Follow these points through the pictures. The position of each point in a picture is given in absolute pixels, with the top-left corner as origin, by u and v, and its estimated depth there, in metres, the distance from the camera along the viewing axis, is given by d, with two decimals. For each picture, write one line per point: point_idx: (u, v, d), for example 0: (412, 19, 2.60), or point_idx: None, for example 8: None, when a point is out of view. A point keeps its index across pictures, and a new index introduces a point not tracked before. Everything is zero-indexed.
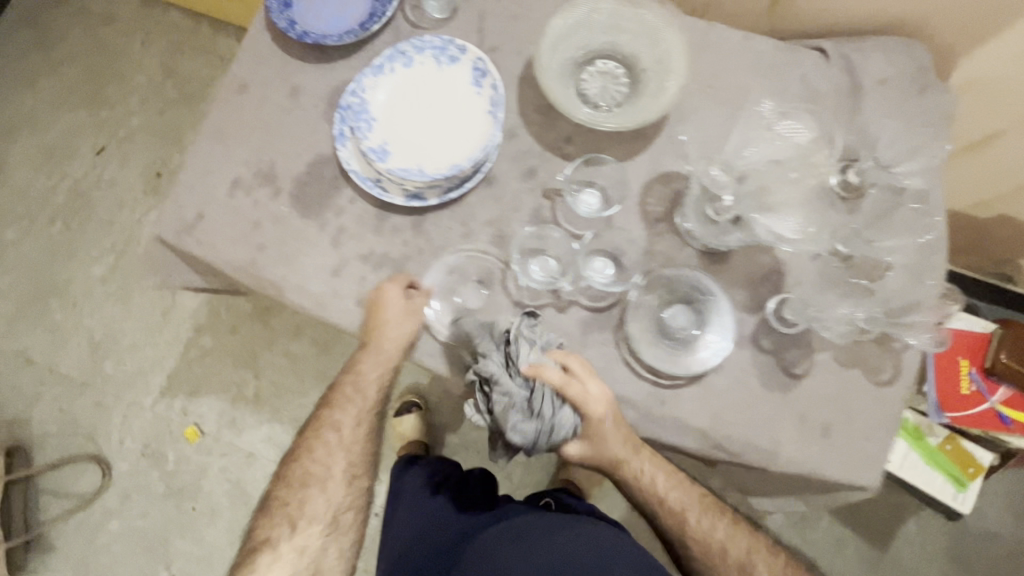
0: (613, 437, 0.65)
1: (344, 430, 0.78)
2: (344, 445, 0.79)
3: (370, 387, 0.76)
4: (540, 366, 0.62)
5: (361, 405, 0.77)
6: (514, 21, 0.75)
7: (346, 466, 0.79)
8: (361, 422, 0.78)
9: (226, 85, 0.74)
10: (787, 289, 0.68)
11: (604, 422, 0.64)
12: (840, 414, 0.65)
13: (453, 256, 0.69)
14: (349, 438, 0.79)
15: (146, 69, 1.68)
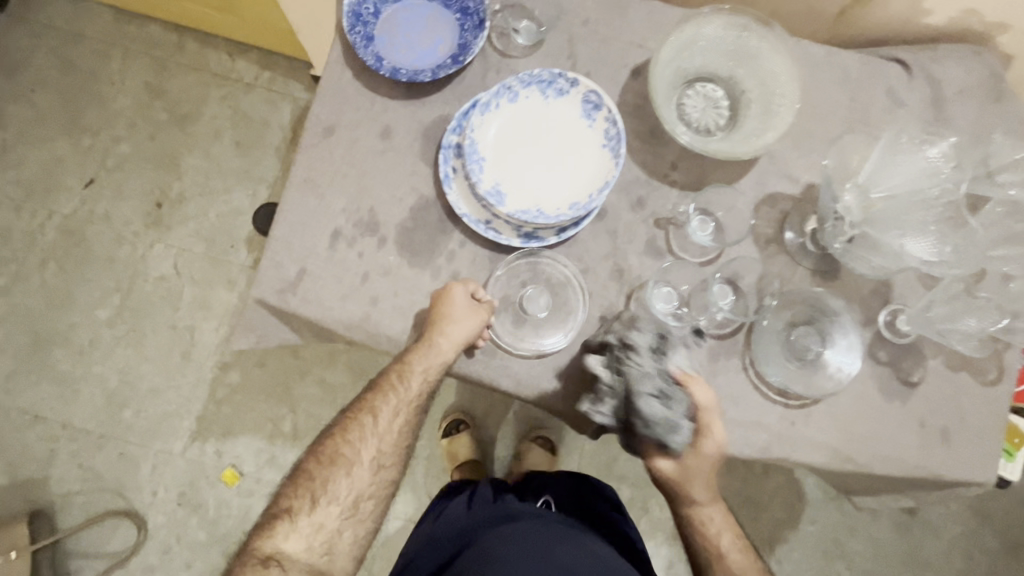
0: (698, 444, 0.64)
1: (384, 417, 0.70)
2: (380, 431, 0.70)
3: (413, 381, 0.67)
4: (692, 377, 0.63)
5: (407, 393, 0.68)
6: (605, 44, 0.72)
7: (378, 454, 0.70)
8: (398, 414, 0.70)
9: (309, 129, 0.69)
10: (897, 301, 0.69)
11: (705, 425, 0.64)
12: (955, 417, 0.69)
13: (574, 294, 0.68)
14: (388, 424, 0.70)
15: (126, 88, 1.54)
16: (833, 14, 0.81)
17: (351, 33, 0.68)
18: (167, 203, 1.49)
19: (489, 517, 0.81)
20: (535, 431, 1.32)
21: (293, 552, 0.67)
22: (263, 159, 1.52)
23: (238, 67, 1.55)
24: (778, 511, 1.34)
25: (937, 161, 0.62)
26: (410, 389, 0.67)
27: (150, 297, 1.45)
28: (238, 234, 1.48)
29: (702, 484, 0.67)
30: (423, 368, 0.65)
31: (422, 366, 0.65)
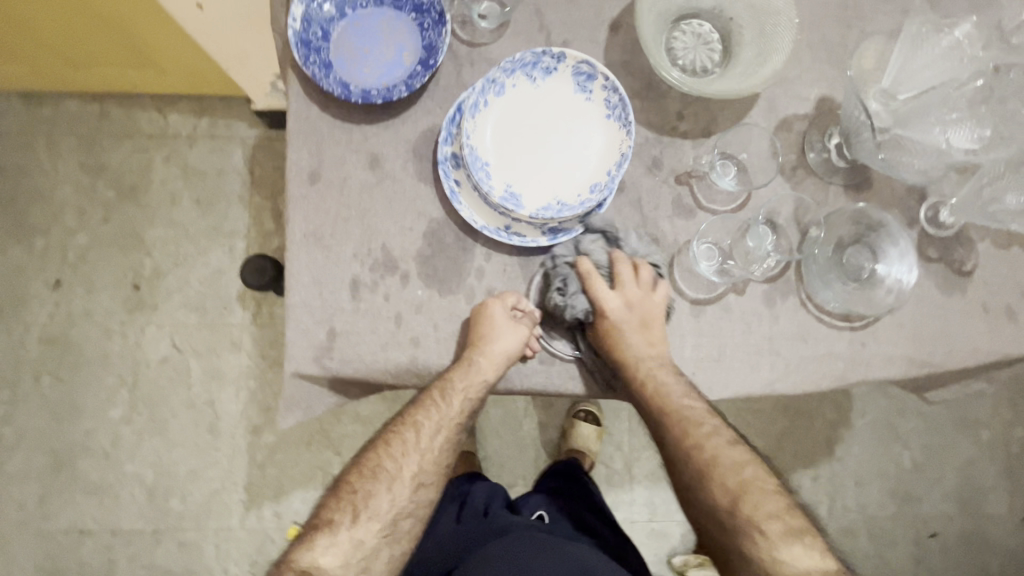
0: (648, 334, 0.63)
1: (425, 433, 0.64)
2: (422, 447, 0.65)
3: (455, 398, 0.63)
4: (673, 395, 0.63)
5: (448, 410, 0.63)
6: (574, 6, 0.67)
7: (419, 472, 0.65)
8: (441, 430, 0.65)
9: (293, 181, 0.63)
10: (936, 193, 0.67)
11: (648, 314, 0.62)
12: (1015, 293, 0.68)
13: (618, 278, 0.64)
14: (429, 441, 0.65)
15: (61, 175, 1.43)
16: None
17: (306, 64, 0.62)
18: (145, 283, 1.42)
19: (483, 531, 0.80)
20: (575, 407, 1.35)
21: (332, 567, 0.61)
22: (229, 210, 1.43)
23: (173, 122, 1.44)
24: (829, 414, 1.36)
25: (959, 44, 0.61)
26: (453, 406, 0.63)
27: (158, 382, 1.40)
28: (227, 294, 1.41)
29: (683, 397, 0.63)
30: (467, 382, 0.62)
31: (466, 384, 0.62)
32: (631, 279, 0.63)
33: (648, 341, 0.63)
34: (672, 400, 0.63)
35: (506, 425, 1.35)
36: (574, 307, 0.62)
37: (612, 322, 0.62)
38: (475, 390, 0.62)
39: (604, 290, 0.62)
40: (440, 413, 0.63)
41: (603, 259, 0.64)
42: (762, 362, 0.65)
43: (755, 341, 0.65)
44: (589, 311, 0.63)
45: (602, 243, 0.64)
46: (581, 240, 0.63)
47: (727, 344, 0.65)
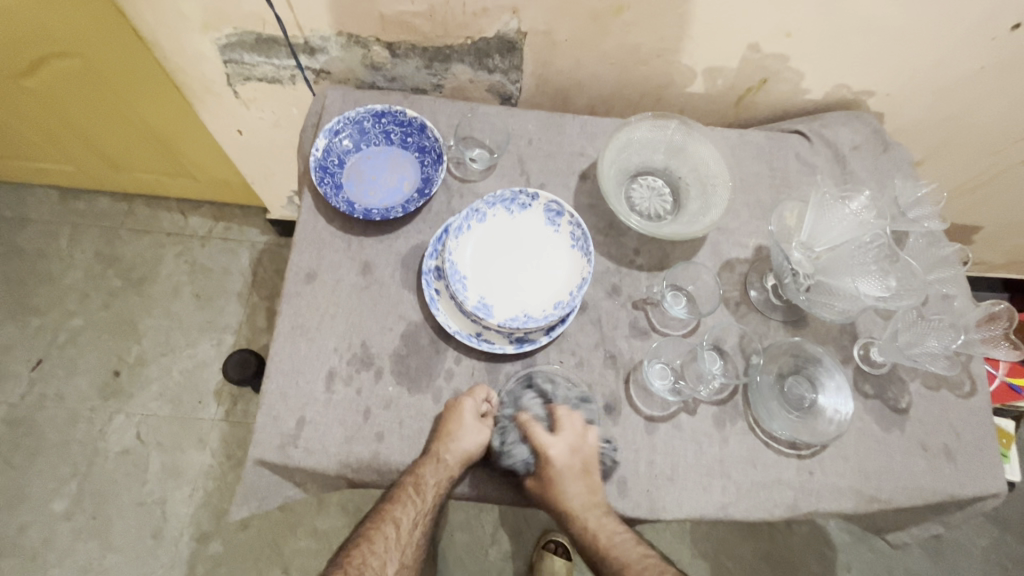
0: (583, 483, 0.65)
1: (405, 527, 0.65)
2: (402, 540, 0.65)
3: (428, 493, 0.64)
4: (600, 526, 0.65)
5: (425, 503, 0.64)
6: (550, 158, 0.81)
7: (401, 565, 0.65)
8: (416, 523, 0.65)
9: (291, 280, 0.71)
10: (865, 334, 0.75)
11: (588, 461, 0.66)
12: (950, 433, 0.72)
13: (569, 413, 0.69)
14: (408, 533, 0.66)
15: (74, 261, 1.52)
16: (732, 101, 0.96)
17: (321, 184, 0.73)
18: (126, 369, 1.43)
19: None
20: (545, 536, 1.28)
21: None
22: (226, 306, 1.50)
23: (192, 223, 1.58)
24: (812, 563, 1.30)
25: (863, 216, 0.74)
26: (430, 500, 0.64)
27: (111, 476, 1.34)
28: (205, 387, 1.42)
29: (614, 539, 0.64)
30: (442, 475, 0.63)
31: (441, 481, 0.63)
32: (568, 428, 0.67)
33: (589, 490, 0.65)
34: (606, 537, 0.64)
35: (469, 552, 1.27)
36: (514, 455, 0.68)
37: (547, 469, 0.66)
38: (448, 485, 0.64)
39: (546, 441, 0.67)
40: (416, 507, 0.64)
41: (542, 412, 0.70)
42: (713, 484, 0.66)
43: (706, 462, 0.67)
44: (528, 461, 0.68)
45: (541, 400, 0.69)
46: (534, 378, 0.69)
47: (679, 463, 0.67)
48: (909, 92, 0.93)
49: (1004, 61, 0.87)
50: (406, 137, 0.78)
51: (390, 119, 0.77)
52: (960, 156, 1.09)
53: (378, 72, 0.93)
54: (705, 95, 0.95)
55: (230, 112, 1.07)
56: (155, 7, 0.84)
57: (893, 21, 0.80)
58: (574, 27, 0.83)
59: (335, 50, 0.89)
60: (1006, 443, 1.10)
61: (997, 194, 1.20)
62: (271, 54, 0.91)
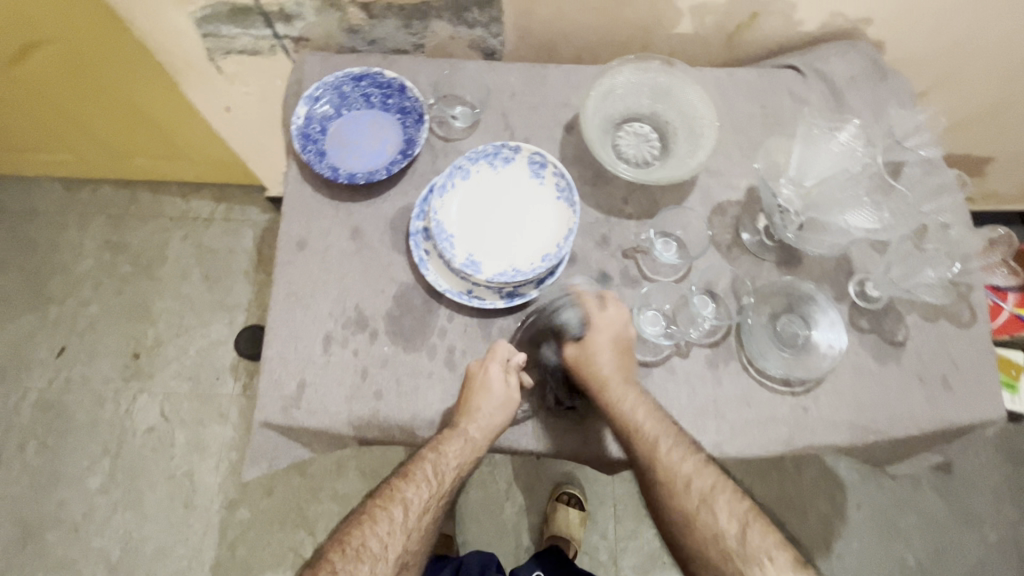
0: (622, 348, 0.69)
1: (445, 468, 0.67)
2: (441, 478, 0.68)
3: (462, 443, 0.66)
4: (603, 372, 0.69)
5: (464, 449, 0.67)
6: (534, 111, 0.80)
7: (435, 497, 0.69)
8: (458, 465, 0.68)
9: (284, 249, 0.72)
10: (861, 270, 0.74)
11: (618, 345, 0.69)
12: (949, 364, 0.72)
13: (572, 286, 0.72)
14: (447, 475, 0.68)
15: (85, 250, 1.56)
16: (723, 40, 0.93)
17: (304, 152, 0.73)
18: (144, 352, 1.48)
19: None
20: (558, 490, 1.32)
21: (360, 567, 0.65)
22: (234, 286, 1.53)
23: (194, 206, 1.60)
24: (822, 503, 1.32)
25: (851, 146, 0.73)
26: (448, 471, 0.68)
27: (141, 453, 1.40)
28: (221, 365, 1.47)
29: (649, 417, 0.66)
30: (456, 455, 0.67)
31: (442, 462, 0.67)
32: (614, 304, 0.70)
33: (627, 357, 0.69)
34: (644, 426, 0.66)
35: (486, 507, 1.32)
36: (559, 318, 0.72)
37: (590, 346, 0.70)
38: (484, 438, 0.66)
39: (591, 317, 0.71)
40: (455, 451, 0.66)
41: (571, 302, 0.71)
42: (708, 425, 0.68)
43: (700, 404, 0.68)
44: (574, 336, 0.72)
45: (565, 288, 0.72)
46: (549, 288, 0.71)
47: (674, 406, 0.68)
48: (908, 17, 0.89)
49: None
50: (387, 99, 0.77)
51: (369, 81, 0.77)
52: (963, 83, 1.05)
53: (357, 35, 0.91)
54: (693, 36, 0.92)
55: (214, 88, 1.07)
56: None
57: None
58: None
59: (311, 16, 0.88)
60: (1015, 373, 1.10)
61: (1004, 117, 1.15)
62: (248, 25, 0.90)
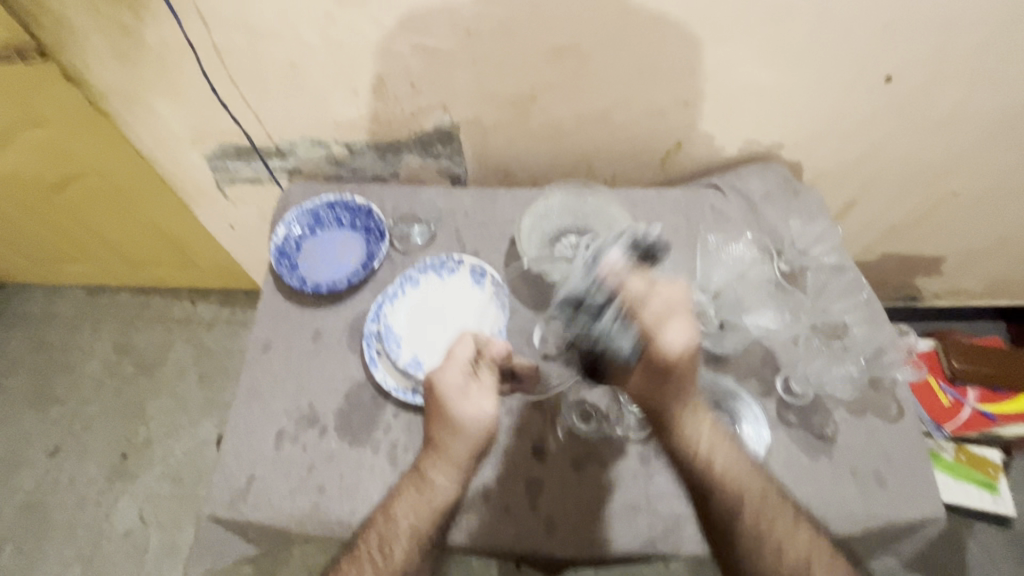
0: (692, 375, 0.62)
1: (402, 529, 0.65)
2: (398, 545, 0.65)
3: (422, 499, 0.65)
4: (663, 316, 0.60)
5: (426, 502, 0.65)
6: (483, 228, 0.91)
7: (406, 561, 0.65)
8: (417, 525, 0.65)
9: (251, 351, 0.80)
10: (786, 366, 0.78)
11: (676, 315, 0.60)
12: (880, 457, 0.73)
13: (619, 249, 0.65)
14: (408, 539, 0.65)
15: (93, 352, 1.67)
16: (656, 163, 1.07)
17: (278, 265, 0.84)
18: (133, 452, 1.52)
19: None
20: None
21: None
22: (227, 384, 1.61)
23: (199, 310, 1.72)
24: None
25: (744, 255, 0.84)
26: (396, 544, 0.65)
27: (113, 557, 1.39)
28: (205, 464, 1.49)
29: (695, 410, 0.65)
30: (414, 510, 0.65)
31: (406, 521, 0.65)
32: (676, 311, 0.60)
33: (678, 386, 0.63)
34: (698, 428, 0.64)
35: None
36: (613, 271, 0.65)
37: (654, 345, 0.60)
38: (446, 492, 0.65)
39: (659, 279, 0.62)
40: (414, 505, 0.65)
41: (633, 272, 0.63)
42: (640, 521, 0.69)
43: (633, 499, 0.70)
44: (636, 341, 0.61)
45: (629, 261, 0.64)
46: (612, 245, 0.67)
47: (607, 501, 0.70)
48: (815, 141, 1.03)
49: (891, 109, 0.96)
50: (355, 220, 0.90)
51: (341, 205, 0.90)
52: (883, 192, 1.17)
53: (341, 165, 1.07)
54: (629, 160, 1.06)
55: (221, 210, 1.23)
56: (154, 133, 1.01)
57: (776, 85, 0.91)
58: (499, 115, 0.96)
59: (301, 152, 1.04)
60: (994, 475, 1.11)
61: (934, 217, 1.25)
62: (249, 160, 1.06)
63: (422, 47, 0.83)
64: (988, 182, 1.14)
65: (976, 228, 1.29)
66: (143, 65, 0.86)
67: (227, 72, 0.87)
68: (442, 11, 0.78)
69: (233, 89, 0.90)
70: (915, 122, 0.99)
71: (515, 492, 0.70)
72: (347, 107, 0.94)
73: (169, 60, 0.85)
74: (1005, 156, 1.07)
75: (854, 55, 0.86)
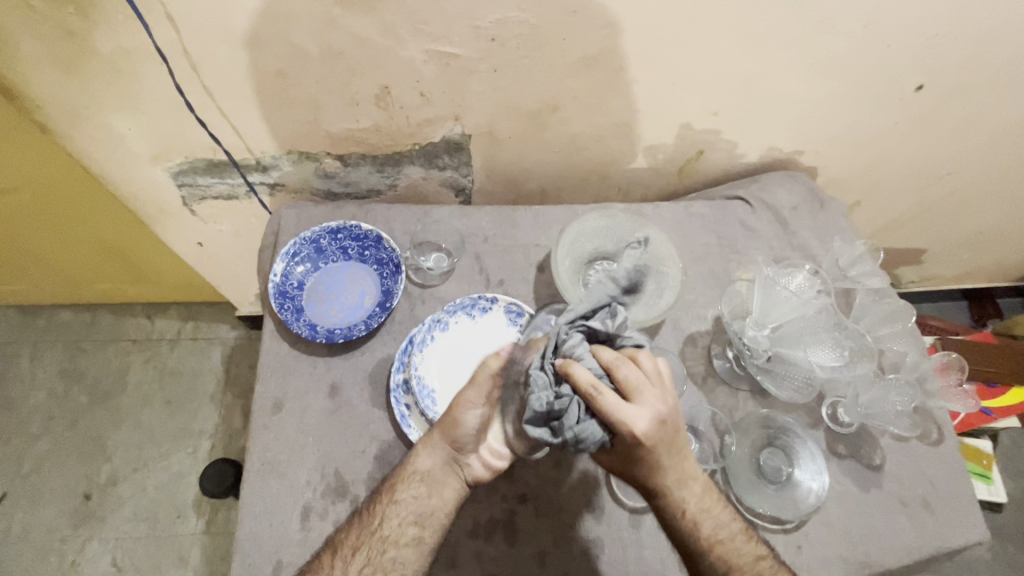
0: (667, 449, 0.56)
1: (387, 492, 0.63)
2: (383, 508, 0.62)
3: (412, 468, 0.63)
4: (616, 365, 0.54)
5: (410, 471, 0.63)
6: (507, 254, 0.83)
7: (383, 527, 0.61)
8: (399, 490, 0.63)
9: (258, 413, 0.70)
10: (833, 394, 0.77)
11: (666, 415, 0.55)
12: (926, 483, 0.73)
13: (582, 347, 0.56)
14: (390, 505, 0.62)
15: (36, 382, 1.47)
16: (675, 171, 1.01)
17: (281, 310, 0.74)
18: (96, 492, 1.37)
19: None
20: None
21: None
22: (199, 410, 1.46)
23: (159, 327, 1.55)
24: None
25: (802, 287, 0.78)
26: (379, 510, 0.62)
27: None
28: (183, 500, 1.37)
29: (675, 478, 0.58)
30: (402, 478, 0.63)
31: (392, 484, 0.63)
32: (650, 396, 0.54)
33: (678, 454, 0.57)
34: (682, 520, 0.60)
35: None
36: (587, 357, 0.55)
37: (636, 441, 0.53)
38: (434, 463, 0.63)
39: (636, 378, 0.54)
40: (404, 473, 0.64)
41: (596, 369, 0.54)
42: None
43: None
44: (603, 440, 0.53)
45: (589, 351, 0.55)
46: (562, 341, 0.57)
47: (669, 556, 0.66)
48: (835, 148, 1.00)
49: (915, 115, 0.94)
50: (364, 250, 0.80)
51: (346, 234, 0.79)
52: (888, 193, 1.17)
53: (332, 179, 0.95)
54: (649, 169, 1.00)
55: (187, 228, 1.07)
56: (107, 149, 0.85)
57: (809, 94, 0.87)
58: (516, 125, 0.87)
59: (287, 166, 0.91)
60: (986, 463, 1.18)
61: (929, 214, 1.27)
62: (224, 175, 0.92)
63: (437, 55, 0.72)
64: (987, 182, 1.16)
65: (966, 222, 1.32)
66: (91, 74, 0.71)
67: (200, 81, 0.73)
68: (464, 15, 0.67)
69: (206, 100, 0.76)
70: (934, 128, 0.98)
71: (572, 554, 0.66)
72: (344, 118, 0.82)
73: (126, 67, 0.70)
74: (1007, 159, 1.08)
75: (890, 65, 0.82)
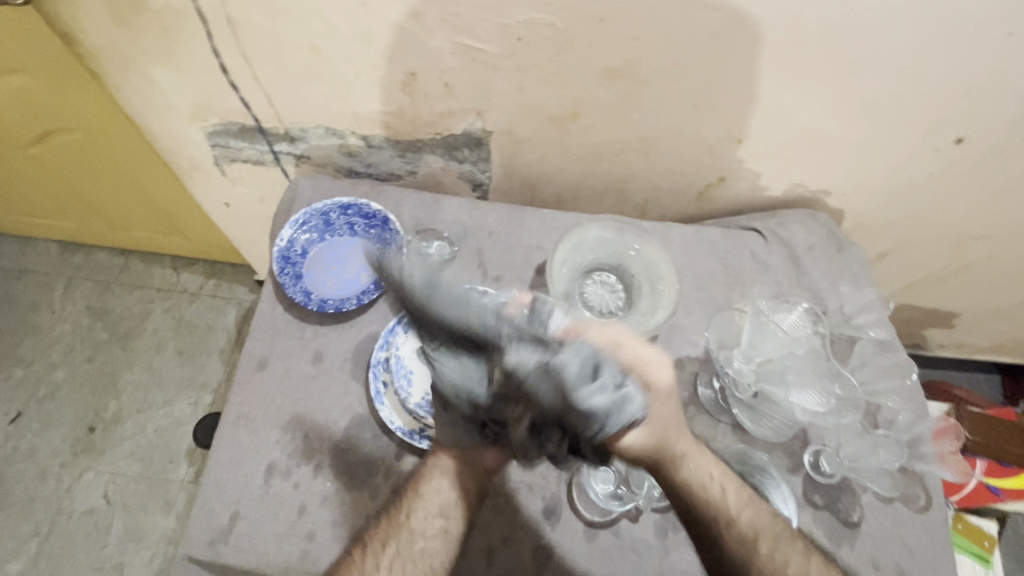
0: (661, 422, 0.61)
1: (417, 489, 0.64)
2: (414, 501, 0.64)
3: (432, 469, 0.65)
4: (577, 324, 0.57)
5: (429, 470, 0.65)
6: (508, 252, 0.83)
7: (419, 521, 0.63)
8: (422, 488, 0.64)
9: (243, 369, 0.73)
10: (817, 441, 0.74)
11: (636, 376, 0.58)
12: (904, 549, 0.70)
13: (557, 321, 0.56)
14: (421, 500, 0.63)
15: (65, 314, 1.56)
16: (695, 195, 1.00)
17: (280, 275, 0.77)
18: (101, 426, 1.44)
19: None
20: None
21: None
22: (207, 363, 1.52)
23: (182, 279, 1.61)
24: None
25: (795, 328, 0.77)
26: (407, 507, 0.63)
27: (73, 537, 1.33)
28: (178, 447, 1.42)
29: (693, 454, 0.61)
30: (426, 476, 0.64)
31: (415, 481, 0.65)
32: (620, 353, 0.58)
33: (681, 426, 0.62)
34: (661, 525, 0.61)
35: None
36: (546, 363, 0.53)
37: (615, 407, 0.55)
38: (454, 462, 0.65)
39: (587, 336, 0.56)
40: (424, 471, 0.65)
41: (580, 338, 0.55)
42: None
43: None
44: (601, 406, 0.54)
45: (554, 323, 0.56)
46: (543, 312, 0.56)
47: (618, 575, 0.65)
48: (865, 193, 0.97)
49: (954, 169, 0.90)
50: (369, 229, 0.82)
51: (355, 210, 0.82)
52: (920, 248, 1.12)
53: (355, 159, 0.98)
54: (668, 189, 0.99)
55: (217, 188, 1.12)
56: (151, 103, 0.91)
57: (840, 133, 0.84)
58: (538, 127, 0.88)
59: (313, 139, 0.94)
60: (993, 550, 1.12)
61: (963, 276, 1.21)
62: (254, 141, 0.96)
63: (465, 48, 0.74)
64: None
65: (1004, 291, 1.25)
66: (141, 28, 0.75)
67: (239, 47, 0.77)
68: (493, 13, 0.69)
69: (242, 66, 0.80)
70: (975, 186, 0.93)
71: (521, 557, 0.66)
72: (370, 100, 0.84)
73: (171, 26, 0.74)
74: None
75: (930, 112, 0.79)
